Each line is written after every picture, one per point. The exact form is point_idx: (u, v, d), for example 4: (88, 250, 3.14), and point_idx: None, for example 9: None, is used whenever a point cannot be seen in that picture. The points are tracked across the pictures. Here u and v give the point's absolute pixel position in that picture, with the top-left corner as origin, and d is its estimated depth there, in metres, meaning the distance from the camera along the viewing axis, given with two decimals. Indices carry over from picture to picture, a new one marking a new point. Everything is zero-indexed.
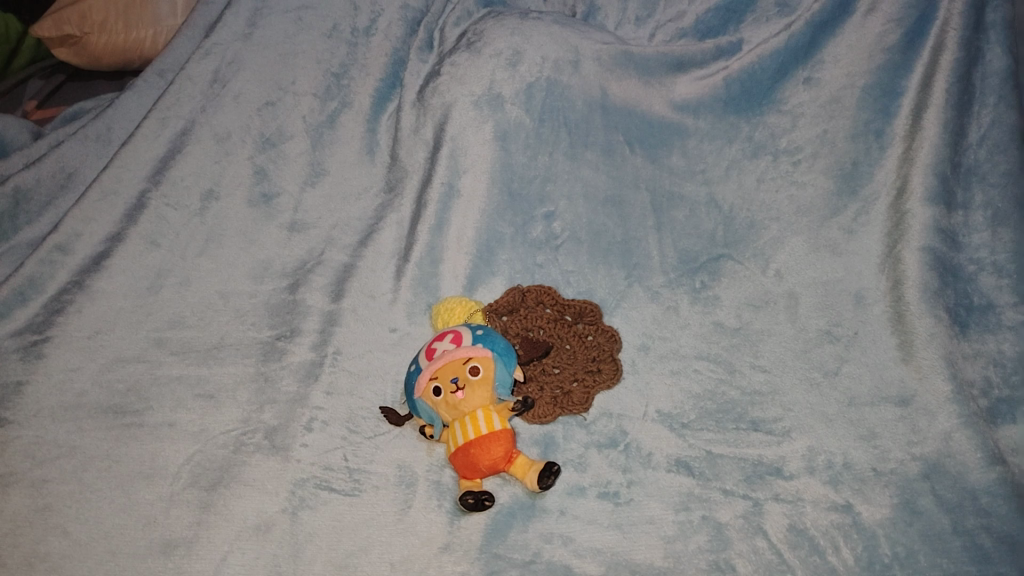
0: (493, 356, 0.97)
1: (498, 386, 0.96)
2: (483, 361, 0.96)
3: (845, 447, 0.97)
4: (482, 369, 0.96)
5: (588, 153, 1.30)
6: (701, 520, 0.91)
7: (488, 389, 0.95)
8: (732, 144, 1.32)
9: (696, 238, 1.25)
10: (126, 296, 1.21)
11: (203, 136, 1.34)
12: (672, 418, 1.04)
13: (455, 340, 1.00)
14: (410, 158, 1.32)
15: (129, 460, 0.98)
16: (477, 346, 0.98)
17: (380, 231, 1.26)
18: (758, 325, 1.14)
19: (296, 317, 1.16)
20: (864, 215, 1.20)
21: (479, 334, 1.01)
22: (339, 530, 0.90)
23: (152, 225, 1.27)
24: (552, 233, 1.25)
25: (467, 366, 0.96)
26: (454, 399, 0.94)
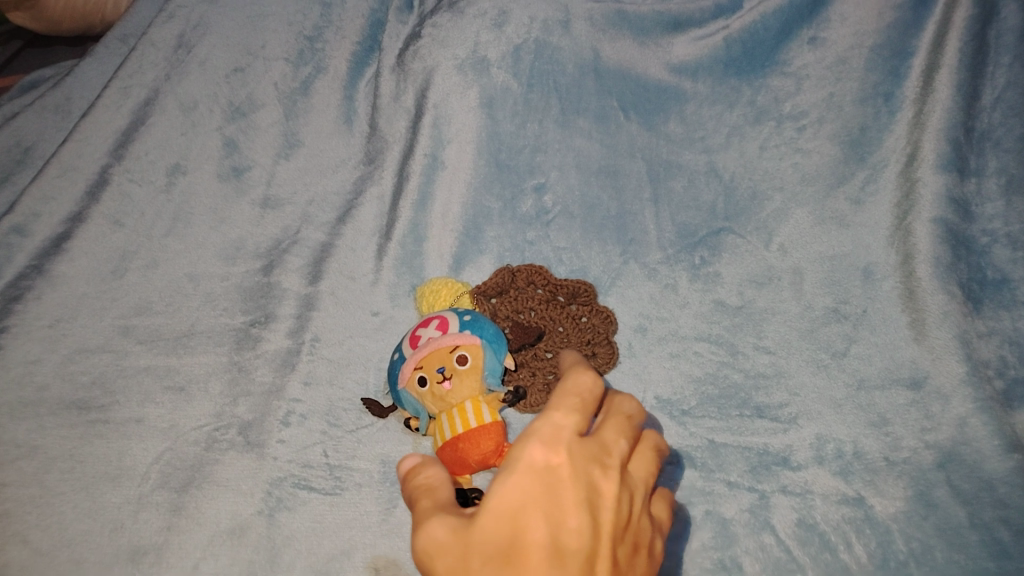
0: (481, 344, 0.91)
1: (488, 375, 0.90)
2: (471, 349, 0.90)
3: (854, 434, 0.91)
4: (471, 358, 0.89)
5: (581, 121, 1.21)
6: (705, 515, 0.86)
7: (476, 380, 0.89)
8: (734, 109, 1.23)
9: (695, 212, 1.17)
10: (89, 280, 1.12)
11: (168, 106, 1.24)
12: (672, 405, 0.98)
13: (441, 327, 0.93)
14: (390, 127, 1.23)
15: (94, 461, 0.90)
16: (464, 332, 0.91)
17: (360, 207, 1.18)
18: (761, 303, 1.09)
19: (271, 302, 1.09)
20: (873, 183, 1.14)
21: (467, 319, 0.94)
22: (320, 532, 0.84)
23: (116, 204, 1.19)
24: (544, 208, 1.17)
25: (454, 355, 0.89)
26: (440, 391, 0.88)
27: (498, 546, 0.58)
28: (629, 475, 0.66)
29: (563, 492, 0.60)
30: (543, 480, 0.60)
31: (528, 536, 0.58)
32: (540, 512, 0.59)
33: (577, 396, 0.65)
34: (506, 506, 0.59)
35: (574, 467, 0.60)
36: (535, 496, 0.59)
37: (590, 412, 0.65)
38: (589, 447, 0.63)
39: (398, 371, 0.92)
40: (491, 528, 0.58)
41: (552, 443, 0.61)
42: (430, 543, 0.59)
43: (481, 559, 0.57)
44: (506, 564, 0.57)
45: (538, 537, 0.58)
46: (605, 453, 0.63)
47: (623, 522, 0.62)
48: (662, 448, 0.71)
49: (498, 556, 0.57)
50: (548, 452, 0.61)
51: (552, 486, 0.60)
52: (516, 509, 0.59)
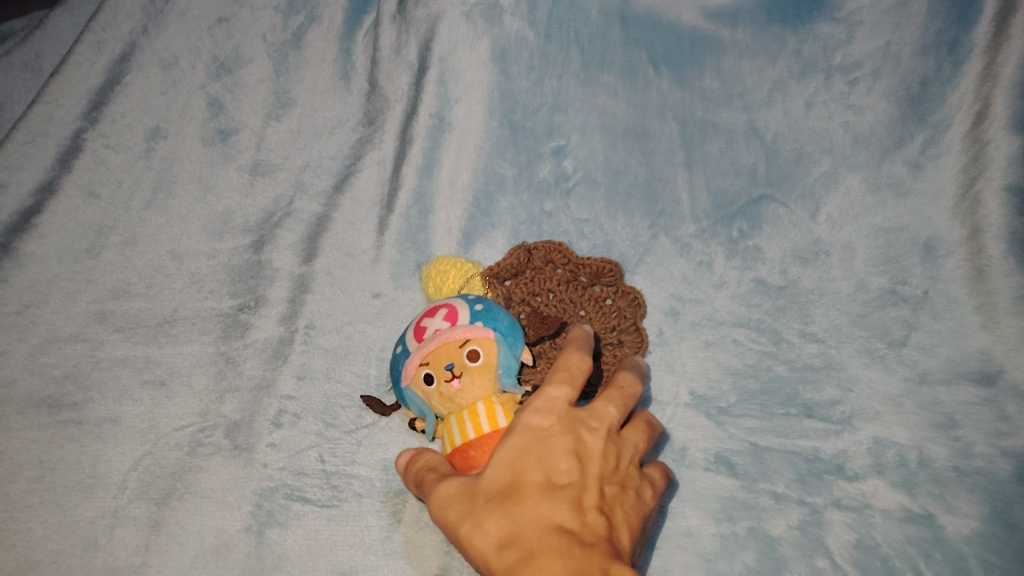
0: (495, 338, 0.80)
1: (503, 374, 0.79)
2: (484, 344, 0.79)
3: (918, 439, 0.82)
4: (483, 354, 0.78)
5: (605, 76, 1.08)
6: (748, 532, 0.77)
7: (490, 379, 0.79)
8: (777, 61, 1.07)
9: (733, 177, 1.04)
10: (60, 260, 0.98)
11: (145, 62, 1.07)
12: (708, 402, 0.87)
13: (449, 317, 0.81)
14: (391, 83, 1.07)
15: (65, 468, 0.82)
16: (476, 324, 0.80)
17: (359, 173, 1.05)
18: (807, 283, 0.97)
19: (261, 283, 0.97)
20: (935, 146, 1.00)
21: (478, 309, 0.82)
22: (315, 552, 0.78)
23: (90, 172, 1.03)
24: (563, 174, 1.05)
25: (464, 351, 0.78)
26: (449, 392, 0.78)
27: (499, 487, 0.68)
28: (621, 436, 0.74)
29: (553, 442, 0.69)
30: (535, 435, 0.70)
31: (525, 480, 0.68)
32: (535, 461, 0.68)
33: (566, 371, 0.75)
34: (505, 456, 0.69)
35: (563, 425, 0.70)
36: (529, 447, 0.69)
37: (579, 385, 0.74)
38: (578, 411, 0.72)
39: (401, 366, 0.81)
40: (492, 475, 0.68)
41: (544, 409, 0.71)
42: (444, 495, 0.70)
43: (484, 498, 0.67)
44: (505, 502, 0.67)
45: (533, 478, 0.67)
46: (593, 415, 0.72)
47: (613, 471, 0.71)
48: (656, 422, 0.78)
49: (498, 494, 0.67)
50: (540, 417, 0.71)
51: (544, 440, 0.69)
52: (514, 460, 0.69)
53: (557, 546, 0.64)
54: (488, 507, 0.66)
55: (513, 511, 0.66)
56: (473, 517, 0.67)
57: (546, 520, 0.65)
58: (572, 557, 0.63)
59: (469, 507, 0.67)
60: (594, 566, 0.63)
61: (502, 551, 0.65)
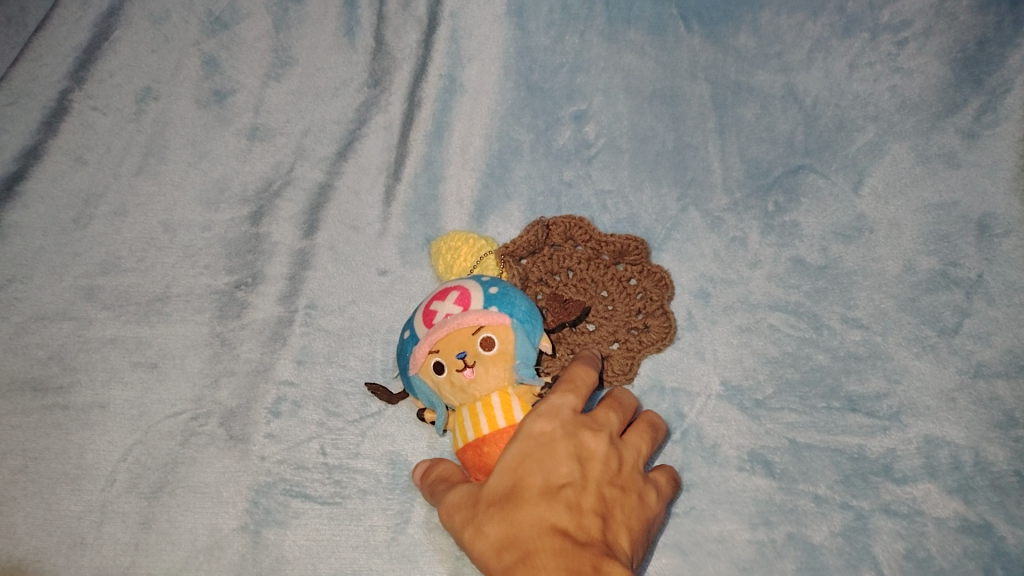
0: (511, 325, 0.72)
1: (520, 363, 0.72)
2: (499, 331, 0.72)
3: (975, 440, 0.77)
4: (498, 342, 0.71)
5: (632, 34, 0.98)
6: (787, 539, 0.74)
7: (505, 369, 0.71)
8: (817, 17, 0.97)
9: (769, 145, 0.95)
10: (46, 231, 0.88)
11: (135, 16, 0.97)
12: (742, 393, 0.82)
13: (461, 300, 0.73)
14: (399, 41, 0.98)
15: (50, 458, 0.77)
16: (490, 309, 0.72)
17: (364, 139, 0.95)
18: (851, 263, 0.89)
19: (259, 258, 0.89)
20: (991, 112, 0.91)
21: (492, 292, 0.74)
22: (316, 553, 0.74)
23: (77, 136, 0.93)
24: (585, 141, 0.96)
25: (478, 338, 0.71)
26: (460, 383, 0.71)
27: (500, 492, 0.63)
28: (625, 439, 0.68)
29: (554, 445, 0.64)
30: (536, 439, 0.64)
31: (526, 484, 0.62)
32: (536, 466, 0.63)
33: (572, 381, 0.69)
34: (506, 461, 0.64)
35: (566, 428, 0.65)
36: (530, 450, 0.64)
37: (585, 395, 0.69)
38: (583, 416, 0.67)
39: (409, 353, 0.74)
40: (493, 480, 0.64)
41: (548, 413, 0.66)
42: (449, 503, 0.66)
43: (487, 504, 0.63)
44: (505, 507, 0.62)
45: (533, 482, 0.62)
46: (596, 420, 0.67)
47: (616, 475, 0.65)
48: (660, 425, 0.72)
49: (499, 499, 0.62)
50: (543, 421, 0.65)
51: (546, 443, 0.64)
52: (515, 465, 0.63)
53: (555, 548, 0.58)
54: (487, 512, 0.62)
55: (511, 515, 0.61)
56: (474, 523, 0.63)
57: (545, 522, 0.60)
58: (570, 559, 0.57)
59: (470, 511, 0.63)
60: (589, 564, 0.57)
61: (500, 555, 0.60)
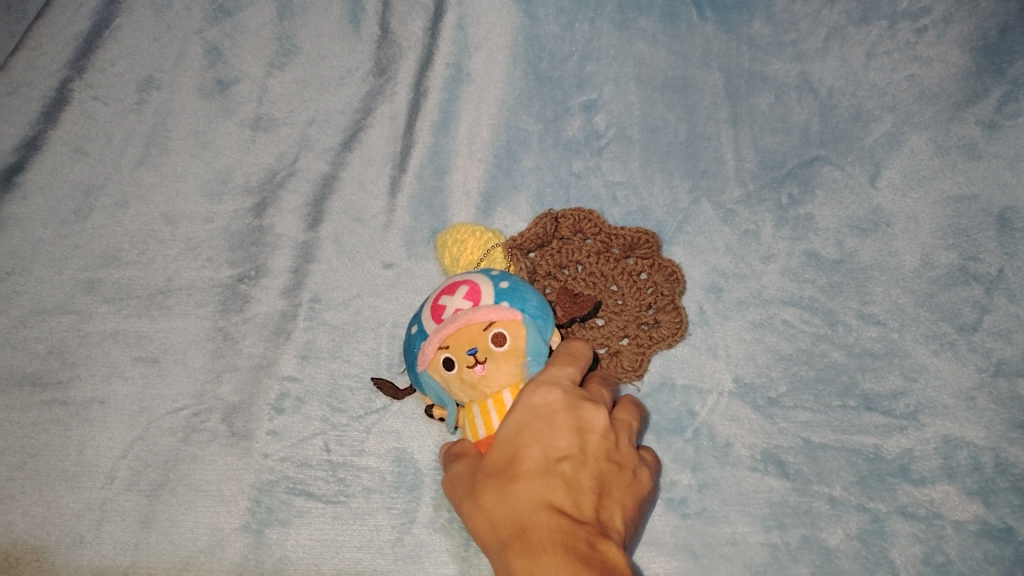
0: (523, 320, 0.70)
1: (531, 358, 0.70)
2: (510, 327, 0.69)
3: (995, 440, 0.75)
4: (510, 338, 0.69)
5: (643, 21, 0.96)
6: (801, 542, 0.73)
7: (516, 365, 0.69)
8: (834, 4, 0.95)
9: (783, 136, 0.93)
10: (45, 223, 0.87)
11: (136, 4, 0.94)
12: (755, 391, 0.80)
13: (471, 295, 0.70)
14: (404, 28, 0.95)
15: (50, 455, 0.75)
16: (501, 304, 0.69)
17: (369, 129, 0.93)
18: (867, 257, 0.86)
19: (262, 251, 0.87)
20: (1013, 103, 0.89)
21: (503, 286, 0.71)
22: (320, 554, 0.73)
23: (77, 126, 0.91)
24: (594, 131, 0.94)
25: (489, 334, 0.68)
26: (471, 379, 0.69)
27: (499, 464, 0.62)
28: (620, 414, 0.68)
29: (554, 418, 0.63)
30: (536, 411, 0.63)
31: (525, 457, 0.61)
32: (535, 439, 0.62)
33: (569, 355, 0.69)
34: (506, 432, 0.63)
35: (566, 400, 0.64)
36: (530, 422, 0.63)
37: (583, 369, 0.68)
38: (583, 390, 0.66)
39: (417, 348, 0.71)
40: (494, 453, 0.63)
41: (547, 383, 0.64)
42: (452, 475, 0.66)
43: (487, 476, 0.62)
44: (504, 480, 0.61)
45: (532, 455, 0.61)
46: (594, 394, 0.66)
47: (615, 450, 0.64)
48: (643, 406, 0.72)
49: (499, 471, 0.62)
50: (544, 392, 0.64)
51: (545, 415, 0.63)
52: (515, 437, 0.62)
53: (551, 523, 0.57)
54: (486, 484, 0.61)
55: (510, 489, 0.60)
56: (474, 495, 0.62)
57: (542, 497, 0.59)
58: (566, 535, 0.57)
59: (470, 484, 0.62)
60: (584, 542, 0.56)
61: (499, 529, 0.60)
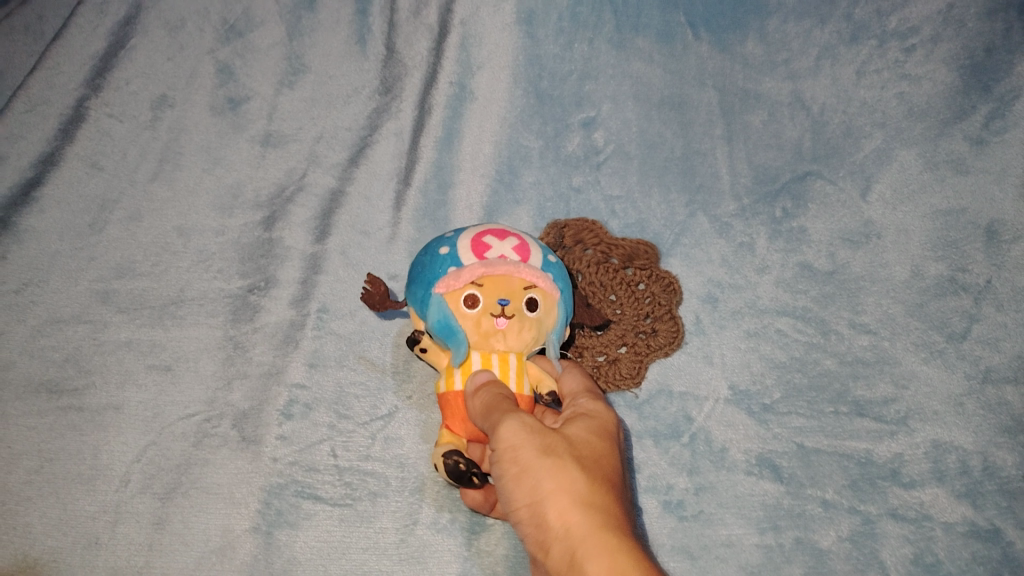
0: (557, 299, 0.73)
1: (545, 336, 0.74)
2: (544, 299, 0.72)
3: (983, 445, 0.79)
4: (540, 307, 0.72)
5: (640, 41, 1.00)
6: (795, 544, 0.75)
7: (533, 336, 0.72)
8: (825, 24, 0.98)
9: (776, 151, 0.96)
10: (62, 236, 0.90)
11: (151, 25, 0.98)
12: (750, 398, 0.82)
13: (520, 251, 0.72)
14: (410, 48, 0.99)
15: (66, 459, 0.78)
16: (545, 274, 0.73)
17: (375, 145, 0.96)
18: (858, 269, 0.89)
19: (272, 262, 0.90)
20: (999, 120, 0.93)
21: (550, 259, 0.75)
22: (327, 555, 0.75)
23: (93, 142, 0.94)
24: (593, 147, 0.97)
25: (525, 295, 0.71)
26: (488, 328, 0.70)
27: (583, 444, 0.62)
28: None
29: (619, 434, 0.67)
30: (609, 420, 0.66)
31: (608, 454, 0.62)
32: (612, 443, 0.64)
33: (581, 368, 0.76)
34: (587, 424, 0.64)
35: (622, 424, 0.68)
36: (606, 425, 0.65)
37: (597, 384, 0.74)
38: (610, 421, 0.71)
39: (442, 271, 0.71)
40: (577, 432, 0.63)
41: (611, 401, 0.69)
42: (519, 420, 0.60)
43: (574, 450, 0.60)
44: (593, 462, 0.60)
45: (614, 456, 0.63)
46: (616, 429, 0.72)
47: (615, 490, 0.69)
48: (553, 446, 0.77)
49: (584, 450, 0.61)
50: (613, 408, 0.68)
51: (615, 426, 0.66)
52: (598, 431, 0.64)
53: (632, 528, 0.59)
54: (579, 457, 0.59)
55: (602, 474, 0.60)
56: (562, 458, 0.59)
57: (623, 500, 0.60)
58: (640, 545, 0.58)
59: (562, 446, 0.59)
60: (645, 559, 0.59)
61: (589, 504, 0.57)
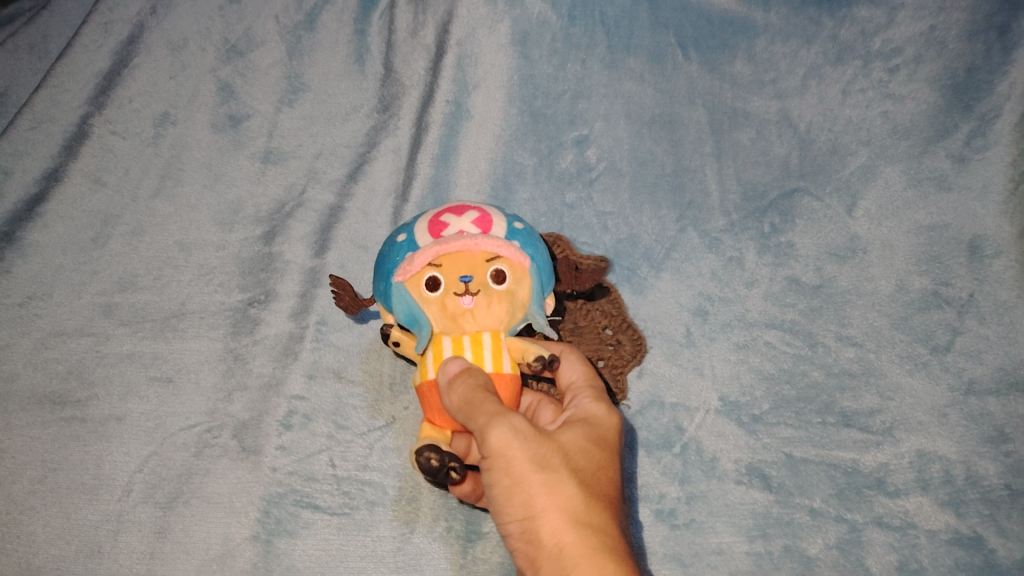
0: (528, 269, 0.73)
1: (522, 308, 0.72)
2: (511, 267, 0.71)
3: (966, 454, 0.80)
4: (508, 276, 0.71)
5: (632, 61, 1.03)
6: (783, 551, 0.77)
7: (505, 310, 0.71)
8: (811, 45, 1.01)
9: (765, 168, 0.98)
10: (65, 250, 0.91)
11: (154, 44, 1.01)
12: (740, 409, 0.84)
13: (478, 224, 0.72)
14: (407, 68, 1.02)
15: (68, 469, 0.79)
16: (509, 242, 0.72)
17: (373, 161, 0.99)
18: (845, 283, 0.91)
19: (272, 276, 0.92)
20: (980, 138, 0.95)
21: (516, 228, 0.74)
22: (326, 563, 0.76)
23: (96, 159, 0.96)
24: (586, 164, 0.99)
25: (489, 266, 0.70)
26: (455, 306, 0.70)
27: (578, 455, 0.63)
28: None
29: (615, 442, 0.68)
30: (604, 428, 0.68)
31: (602, 467, 0.64)
32: (606, 453, 0.66)
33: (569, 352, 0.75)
34: (583, 432, 0.66)
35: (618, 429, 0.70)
36: (602, 434, 0.67)
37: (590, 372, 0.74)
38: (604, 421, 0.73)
39: (400, 259, 0.72)
40: (572, 441, 0.64)
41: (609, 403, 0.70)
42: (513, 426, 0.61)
43: (569, 463, 0.62)
44: (587, 476, 0.62)
45: (608, 468, 0.65)
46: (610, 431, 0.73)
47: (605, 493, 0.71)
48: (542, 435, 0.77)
49: (579, 462, 0.63)
50: (610, 413, 0.69)
51: (611, 434, 0.68)
52: (593, 441, 0.65)
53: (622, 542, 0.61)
54: (573, 471, 0.61)
55: (595, 489, 0.62)
56: (557, 473, 0.60)
57: (614, 514, 0.63)
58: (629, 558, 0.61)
59: (556, 459, 0.61)
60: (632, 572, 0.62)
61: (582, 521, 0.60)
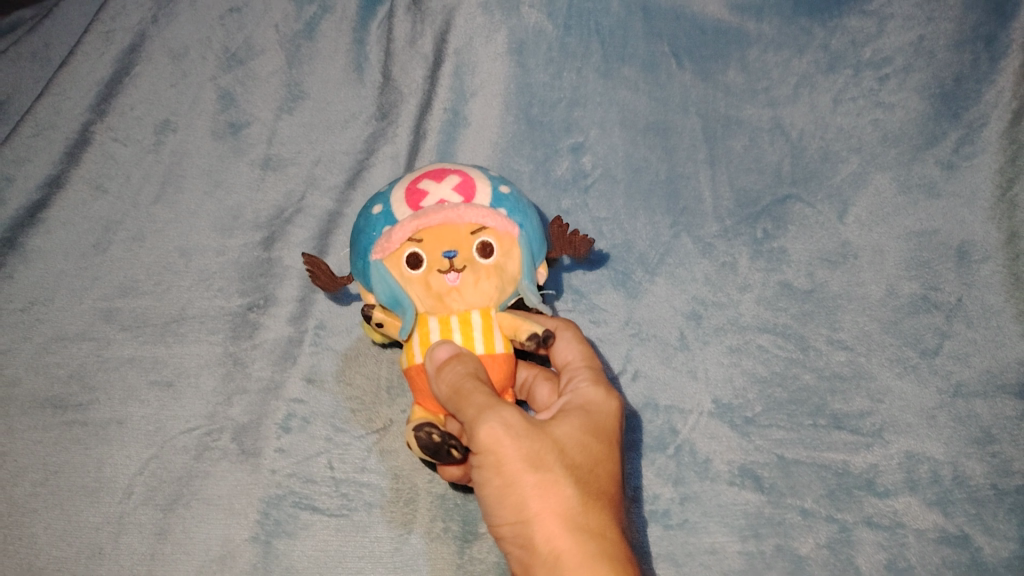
0: (515, 238, 0.72)
1: (511, 282, 0.72)
2: (498, 240, 0.71)
3: (954, 455, 0.82)
4: (495, 250, 0.71)
5: (626, 70, 1.04)
6: (775, 550, 0.78)
7: (494, 285, 0.71)
8: (803, 54, 1.03)
9: (757, 175, 1.00)
10: (67, 256, 0.93)
11: (155, 53, 1.02)
12: (732, 412, 0.85)
13: (460, 194, 0.71)
14: (406, 76, 1.03)
15: (70, 471, 0.80)
16: (495, 213, 0.71)
17: (372, 168, 1.00)
18: (835, 288, 0.93)
19: (271, 281, 0.93)
20: (968, 145, 0.97)
21: (500, 194, 0.73)
22: (324, 564, 0.78)
23: (98, 165, 0.98)
24: (581, 171, 1.01)
25: (473, 240, 0.70)
26: (439, 282, 0.70)
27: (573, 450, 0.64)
28: None
29: (613, 429, 0.69)
30: (602, 415, 0.68)
31: (598, 461, 0.65)
32: (603, 443, 0.67)
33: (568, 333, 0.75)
34: (579, 422, 0.66)
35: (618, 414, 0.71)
36: (599, 423, 0.67)
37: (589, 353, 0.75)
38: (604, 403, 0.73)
39: (379, 233, 0.71)
40: (567, 434, 0.65)
41: (609, 388, 0.70)
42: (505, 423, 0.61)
43: (563, 460, 0.63)
44: (582, 474, 0.64)
45: (605, 462, 0.66)
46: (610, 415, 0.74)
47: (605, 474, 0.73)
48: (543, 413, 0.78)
49: (574, 458, 0.64)
50: (610, 400, 0.69)
51: (610, 422, 0.68)
52: (588, 432, 0.66)
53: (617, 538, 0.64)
54: (567, 470, 0.62)
55: (587, 486, 0.63)
56: (551, 472, 0.62)
57: (609, 510, 0.65)
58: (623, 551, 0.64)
59: (549, 457, 0.62)
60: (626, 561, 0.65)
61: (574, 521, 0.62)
